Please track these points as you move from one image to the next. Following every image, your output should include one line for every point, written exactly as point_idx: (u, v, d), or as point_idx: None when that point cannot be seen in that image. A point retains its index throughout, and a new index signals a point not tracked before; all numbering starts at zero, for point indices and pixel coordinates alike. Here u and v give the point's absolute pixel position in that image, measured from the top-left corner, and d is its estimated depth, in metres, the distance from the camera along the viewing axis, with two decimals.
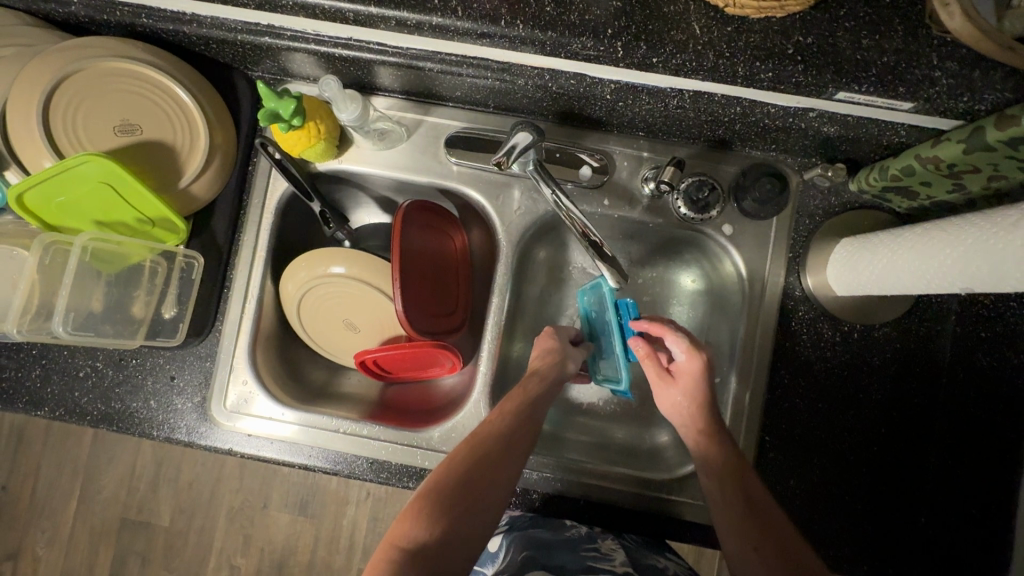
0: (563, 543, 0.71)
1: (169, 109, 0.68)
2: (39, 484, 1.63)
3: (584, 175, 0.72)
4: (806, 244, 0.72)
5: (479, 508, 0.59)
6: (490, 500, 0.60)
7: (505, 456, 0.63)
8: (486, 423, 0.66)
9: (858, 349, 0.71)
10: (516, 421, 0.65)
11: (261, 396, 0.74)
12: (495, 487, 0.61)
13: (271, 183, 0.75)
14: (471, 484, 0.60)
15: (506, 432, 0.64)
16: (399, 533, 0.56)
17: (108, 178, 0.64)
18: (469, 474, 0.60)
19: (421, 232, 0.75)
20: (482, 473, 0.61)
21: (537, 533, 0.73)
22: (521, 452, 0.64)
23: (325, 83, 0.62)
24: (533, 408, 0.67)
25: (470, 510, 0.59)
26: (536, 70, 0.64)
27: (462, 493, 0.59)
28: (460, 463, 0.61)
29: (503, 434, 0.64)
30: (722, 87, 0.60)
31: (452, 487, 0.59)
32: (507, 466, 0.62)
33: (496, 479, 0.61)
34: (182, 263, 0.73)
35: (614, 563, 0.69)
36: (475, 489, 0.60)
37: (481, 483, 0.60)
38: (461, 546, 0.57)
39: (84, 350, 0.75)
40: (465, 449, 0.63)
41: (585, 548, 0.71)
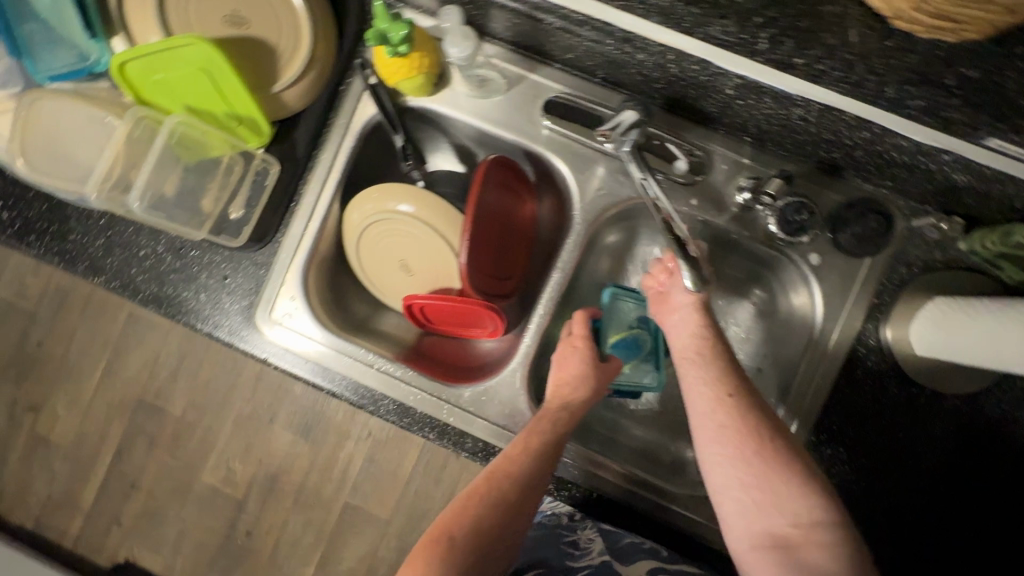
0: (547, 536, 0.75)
1: (280, 11, 0.67)
2: (71, 350, 1.71)
3: (677, 170, 0.69)
4: (894, 293, 0.67)
5: (492, 552, 0.62)
6: (495, 552, 0.62)
7: (517, 509, 0.63)
8: (508, 457, 0.64)
9: (922, 415, 0.67)
10: (535, 472, 0.63)
11: (306, 314, 0.74)
12: (503, 540, 0.63)
13: (359, 107, 0.73)
14: (481, 535, 0.61)
15: (523, 485, 0.63)
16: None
17: (209, 66, 0.64)
18: (480, 530, 0.61)
19: (500, 189, 0.74)
20: (493, 524, 0.62)
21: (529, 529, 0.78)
22: (535, 498, 0.65)
23: (447, 12, 0.62)
24: (556, 446, 0.65)
25: (480, 564, 0.61)
26: (661, 48, 0.59)
27: (479, 539, 0.61)
28: (474, 518, 0.62)
29: (519, 489, 0.63)
30: (855, 107, 0.55)
31: (462, 540, 0.61)
32: (518, 518, 0.64)
33: (504, 530, 0.63)
34: (258, 165, 0.73)
35: (592, 556, 0.70)
36: (489, 536, 0.62)
37: (489, 534, 0.62)
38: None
39: (148, 231, 0.76)
40: (478, 500, 0.63)
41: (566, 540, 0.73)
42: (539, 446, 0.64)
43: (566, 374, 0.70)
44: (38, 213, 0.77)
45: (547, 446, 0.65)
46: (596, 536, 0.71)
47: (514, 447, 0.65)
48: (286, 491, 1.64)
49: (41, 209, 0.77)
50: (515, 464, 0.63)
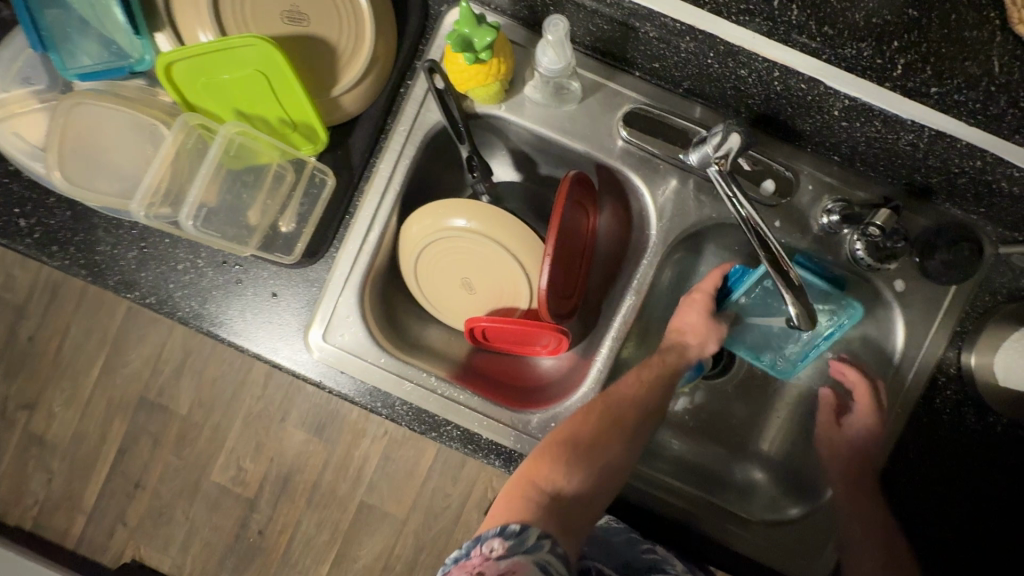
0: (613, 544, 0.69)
1: (341, 6, 0.60)
2: (67, 345, 1.62)
3: (765, 191, 0.65)
4: (977, 321, 0.66)
5: (609, 471, 0.63)
6: (614, 474, 0.63)
7: (634, 434, 0.65)
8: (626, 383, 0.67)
9: (998, 444, 0.66)
10: (650, 400, 0.67)
11: (363, 336, 0.70)
12: (620, 462, 0.64)
13: (422, 111, 0.68)
14: (601, 452, 0.62)
15: (639, 411, 0.66)
16: (539, 474, 0.59)
17: (267, 68, 0.58)
18: (600, 446, 0.62)
19: (573, 206, 0.69)
20: (612, 442, 0.63)
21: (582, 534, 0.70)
22: (649, 429, 0.67)
23: (552, 22, 0.54)
24: (668, 381, 0.69)
25: (596, 473, 0.62)
26: (767, 64, 0.55)
27: (599, 445, 0.62)
28: (594, 433, 0.63)
29: (637, 413, 0.66)
30: (976, 136, 0.52)
31: (583, 453, 0.62)
32: (634, 443, 0.65)
33: (620, 453, 0.64)
34: (310, 175, 0.67)
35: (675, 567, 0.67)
36: (608, 448, 0.63)
37: (608, 450, 0.63)
38: (589, 503, 0.60)
39: (187, 243, 0.70)
40: (596, 413, 0.64)
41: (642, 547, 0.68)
42: (652, 376, 0.69)
43: (685, 322, 0.72)
44: (62, 221, 0.70)
45: (659, 380, 0.69)
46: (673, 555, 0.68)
47: (630, 376, 0.68)
48: (300, 490, 1.61)
49: (63, 217, 0.70)
50: (633, 392, 0.67)
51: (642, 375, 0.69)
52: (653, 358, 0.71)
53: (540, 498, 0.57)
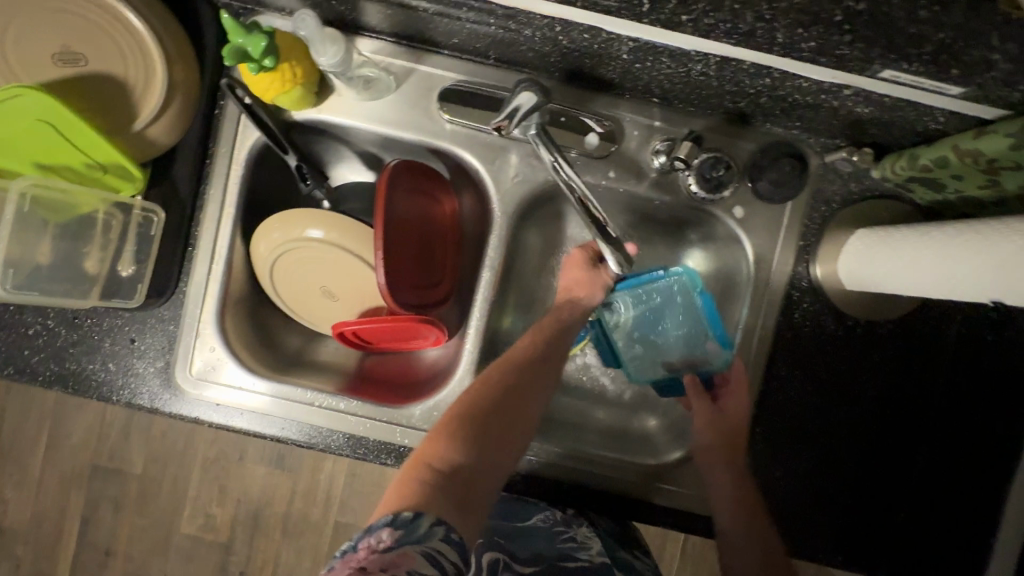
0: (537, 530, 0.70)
1: (118, 37, 0.59)
2: (5, 429, 1.58)
3: (590, 144, 0.66)
4: (818, 233, 0.68)
5: (507, 442, 0.58)
6: (508, 444, 0.58)
7: (529, 393, 0.61)
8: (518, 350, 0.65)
9: (861, 346, 0.68)
10: (537, 354, 0.64)
11: (232, 364, 0.69)
12: (516, 430, 0.59)
13: (241, 130, 0.67)
14: (494, 420, 0.58)
15: (533, 368, 0.63)
16: (430, 454, 0.53)
17: (47, 116, 0.56)
18: (491, 416, 0.58)
19: (409, 196, 0.69)
20: (501, 409, 0.59)
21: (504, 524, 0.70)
22: (544, 392, 0.63)
23: (300, 17, 0.55)
24: (562, 339, 0.67)
25: (492, 446, 0.56)
26: (546, 20, 0.55)
27: (495, 417, 0.58)
28: (484, 403, 0.59)
29: (525, 370, 0.62)
30: (752, 54, 0.52)
31: (474, 425, 0.57)
32: (530, 404, 0.61)
33: (515, 418, 0.59)
34: (139, 216, 0.65)
35: (591, 554, 0.69)
36: (502, 419, 0.59)
37: (506, 422, 0.59)
38: (487, 478, 0.54)
39: (33, 307, 0.69)
40: (484, 388, 0.60)
41: (562, 540, 0.69)
42: (543, 336, 0.66)
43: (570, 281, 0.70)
44: None
45: (546, 336, 0.66)
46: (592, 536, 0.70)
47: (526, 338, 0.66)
48: (272, 524, 1.60)
49: None
50: (514, 354, 0.63)
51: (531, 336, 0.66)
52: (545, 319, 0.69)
53: (432, 478, 0.51)
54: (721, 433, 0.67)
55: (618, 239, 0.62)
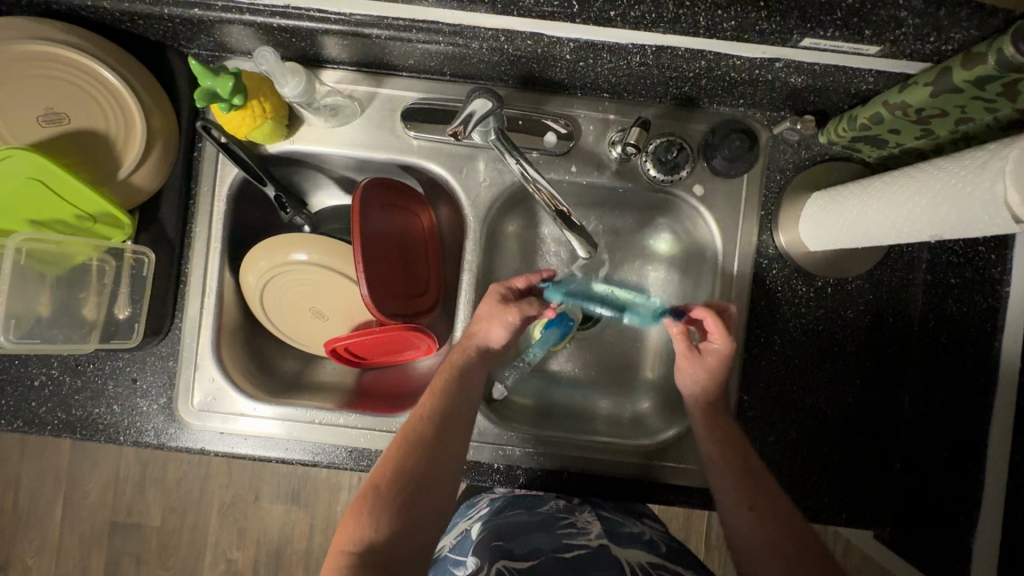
0: (540, 522, 0.70)
1: (96, 94, 0.63)
2: (22, 496, 1.59)
3: (548, 143, 0.70)
4: (777, 201, 0.71)
5: (430, 494, 0.60)
6: (429, 496, 0.60)
7: (439, 445, 0.62)
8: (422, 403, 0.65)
9: (833, 303, 0.71)
10: (446, 401, 0.65)
11: (231, 392, 0.72)
12: (437, 480, 0.61)
13: (220, 168, 0.71)
14: (405, 481, 0.59)
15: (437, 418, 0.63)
16: (345, 537, 0.56)
17: (36, 173, 0.60)
18: (407, 478, 0.59)
19: (384, 212, 0.72)
20: (420, 464, 0.60)
21: (511, 516, 0.72)
22: (456, 433, 0.64)
23: (261, 56, 0.58)
24: (467, 377, 0.67)
25: (409, 505, 0.58)
26: (491, 32, 0.59)
27: (406, 478, 0.59)
28: (394, 466, 0.60)
29: (433, 422, 0.63)
30: (682, 40, 0.57)
31: (389, 489, 0.59)
32: (444, 453, 0.62)
33: (434, 469, 0.61)
34: (131, 259, 0.69)
35: (590, 536, 0.68)
36: (419, 476, 0.60)
37: (422, 476, 0.60)
38: (408, 536, 0.58)
39: (37, 359, 0.71)
40: (398, 451, 0.61)
41: (561, 526, 0.70)
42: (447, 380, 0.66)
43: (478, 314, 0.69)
44: None
45: (451, 377, 0.66)
46: (593, 519, 0.72)
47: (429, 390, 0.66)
48: (295, 561, 1.60)
49: None
50: (426, 405, 0.64)
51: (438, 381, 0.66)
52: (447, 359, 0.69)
53: (350, 561, 0.54)
54: (707, 417, 0.66)
55: (582, 225, 0.63)
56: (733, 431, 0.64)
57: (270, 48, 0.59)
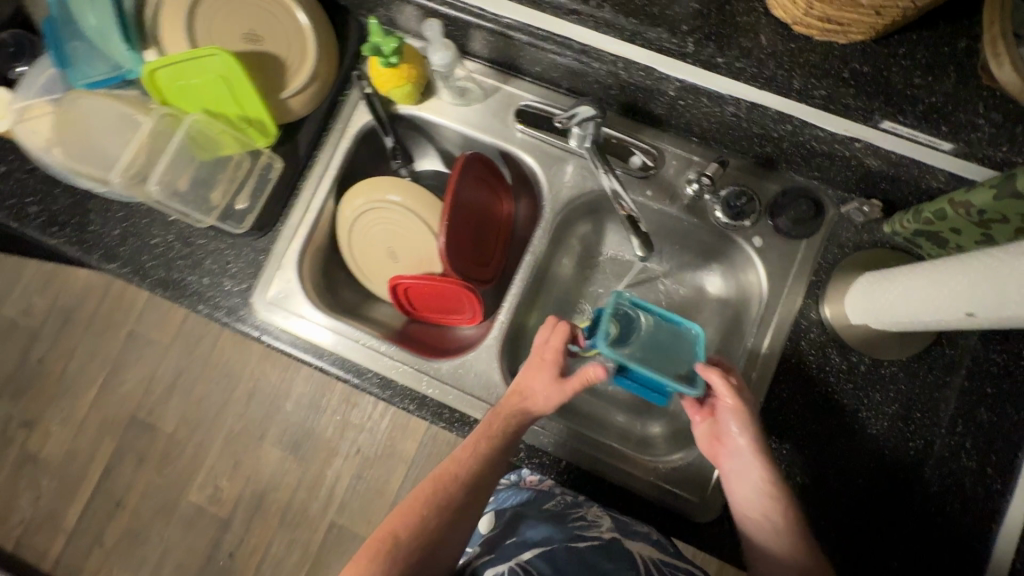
0: (550, 513, 0.70)
1: (288, 30, 0.78)
2: (71, 366, 1.75)
3: (632, 165, 0.79)
4: (829, 271, 0.75)
5: (441, 553, 0.62)
6: (439, 553, 0.62)
7: (461, 513, 0.64)
8: (456, 461, 0.66)
9: (862, 382, 0.73)
10: (479, 472, 0.65)
11: (300, 295, 0.81)
12: (451, 539, 0.63)
13: (356, 113, 0.84)
14: (422, 537, 0.61)
15: (467, 484, 0.65)
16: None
17: (225, 74, 0.75)
18: (423, 540, 0.61)
19: (477, 184, 0.82)
20: (440, 526, 0.62)
21: (522, 512, 0.71)
22: (482, 498, 0.66)
23: (427, 26, 0.72)
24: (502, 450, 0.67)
25: (421, 565, 0.60)
26: (613, 58, 0.70)
27: (425, 536, 0.61)
28: (416, 522, 0.62)
29: (461, 491, 0.64)
30: (777, 102, 0.65)
31: (405, 543, 0.60)
32: (461, 523, 0.64)
33: (451, 533, 0.63)
34: (264, 162, 0.82)
35: (602, 530, 0.67)
36: (434, 537, 0.62)
37: (438, 537, 0.62)
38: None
39: (161, 222, 0.84)
40: (423, 506, 0.63)
41: (571, 519, 0.68)
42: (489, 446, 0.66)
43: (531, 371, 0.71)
44: (63, 207, 0.86)
45: (492, 445, 0.66)
46: (603, 514, 0.70)
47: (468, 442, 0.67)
48: (273, 510, 1.64)
49: (66, 203, 0.86)
50: (456, 470, 0.65)
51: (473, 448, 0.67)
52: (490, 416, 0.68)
53: None
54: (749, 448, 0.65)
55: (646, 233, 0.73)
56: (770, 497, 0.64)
57: (436, 24, 0.74)
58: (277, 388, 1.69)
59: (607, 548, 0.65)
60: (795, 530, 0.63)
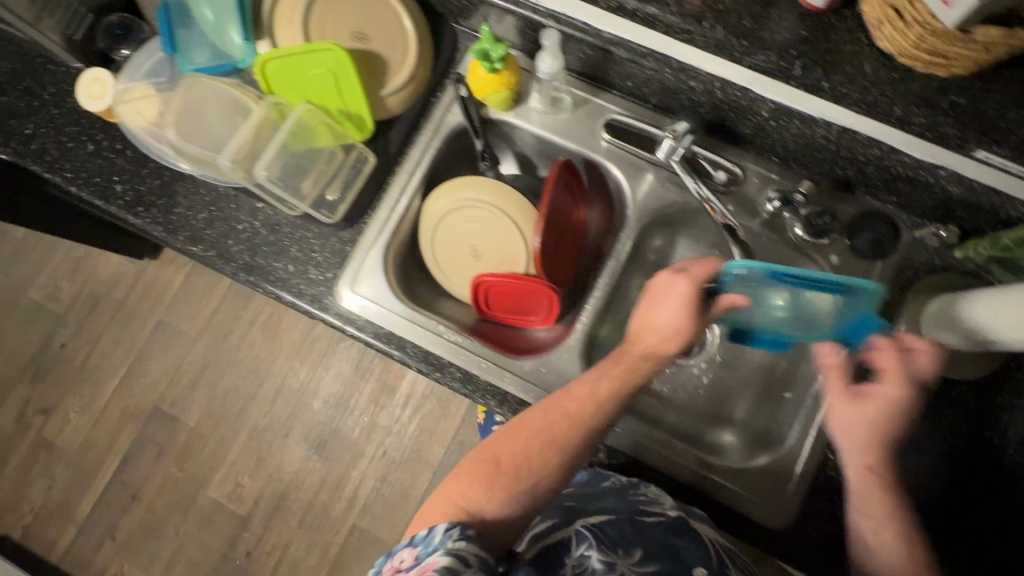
0: (611, 490, 0.72)
1: (393, 32, 0.81)
2: (95, 354, 1.73)
3: (717, 179, 0.82)
4: (903, 291, 0.78)
5: (541, 479, 0.65)
6: (540, 480, 0.65)
7: (567, 442, 0.66)
8: (573, 398, 0.68)
9: (934, 399, 0.75)
10: (591, 415, 0.67)
11: (385, 287, 0.83)
12: (553, 466, 0.65)
13: (447, 114, 0.87)
14: (523, 461, 0.65)
15: (578, 422, 0.67)
16: (457, 493, 0.63)
17: (334, 69, 0.77)
18: (525, 462, 0.65)
19: (564, 191, 0.84)
20: (543, 452, 0.66)
21: (581, 489, 0.74)
22: (592, 433, 0.67)
23: (547, 34, 0.75)
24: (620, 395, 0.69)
25: (523, 489, 0.64)
26: (710, 77, 0.72)
27: (527, 459, 0.65)
28: (521, 446, 0.66)
29: (575, 428, 0.67)
30: (872, 127, 0.67)
31: (513, 469, 0.65)
32: (568, 452, 0.66)
33: (555, 460, 0.66)
34: (356, 156, 0.84)
35: (665, 507, 0.70)
36: (536, 461, 0.65)
37: (540, 463, 0.65)
38: (514, 513, 0.63)
39: (248, 209, 0.86)
40: (528, 434, 0.67)
41: (632, 494, 0.71)
42: (608, 394, 0.68)
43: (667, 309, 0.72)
44: (150, 188, 0.87)
45: (612, 387, 0.69)
46: (663, 494, 0.72)
47: (586, 385, 0.69)
48: (294, 510, 1.62)
49: (153, 185, 0.87)
50: (570, 407, 0.68)
51: (595, 387, 0.69)
52: (616, 366, 0.71)
53: (456, 514, 0.61)
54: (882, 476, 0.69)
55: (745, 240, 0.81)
56: (888, 499, 0.68)
57: (557, 32, 0.75)
58: (305, 385, 1.67)
59: (673, 525, 0.68)
60: (914, 552, 0.66)
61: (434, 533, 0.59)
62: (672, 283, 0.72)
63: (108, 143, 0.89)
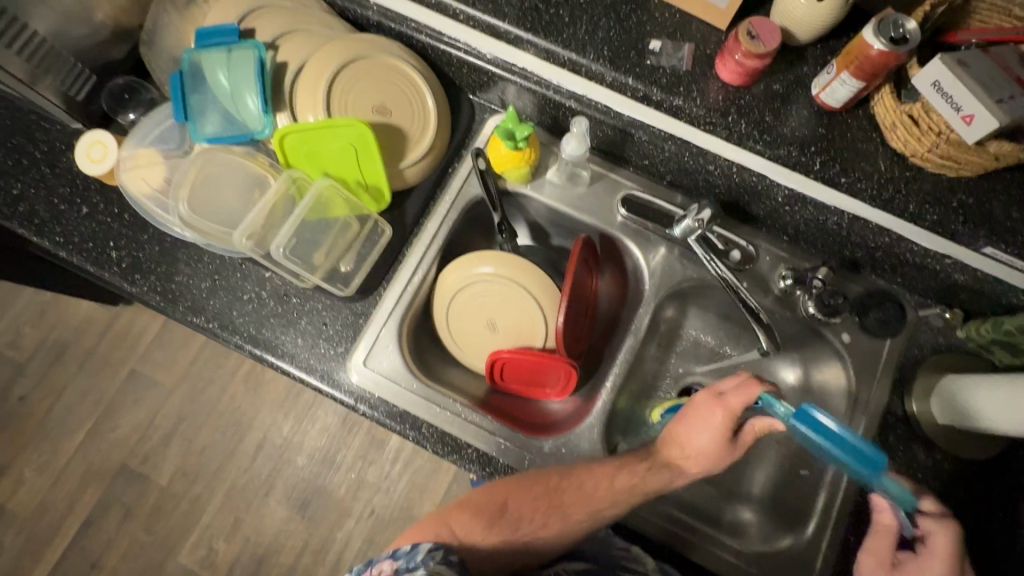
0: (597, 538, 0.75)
1: (415, 106, 0.81)
2: (57, 406, 1.61)
3: (733, 258, 0.82)
4: (912, 369, 0.81)
5: (541, 531, 0.68)
6: (540, 532, 0.68)
7: (570, 510, 0.68)
8: (593, 476, 0.70)
9: (946, 478, 0.77)
10: (603, 502, 0.69)
11: (399, 363, 0.80)
12: (554, 524, 0.68)
13: (464, 185, 0.86)
14: (528, 509, 0.68)
15: (591, 502, 0.69)
16: (457, 520, 0.68)
17: (357, 143, 0.76)
18: (529, 509, 0.68)
19: (585, 267, 0.85)
20: (551, 507, 0.68)
21: None
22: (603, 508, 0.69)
23: (577, 121, 0.76)
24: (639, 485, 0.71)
25: (522, 534, 0.68)
26: (728, 163, 0.76)
27: (534, 505, 0.68)
28: (527, 497, 0.68)
29: (586, 508, 0.69)
30: (880, 217, 0.72)
31: (509, 518, 0.67)
32: (571, 519, 0.69)
33: (553, 522, 0.68)
34: (371, 227, 0.82)
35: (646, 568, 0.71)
36: (541, 513, 0.68)
37: (542, 519, 0.68)
38: (507, 553, 0.68)
39: (255, 278, 0.82)
40: (537, 489, 0.69)
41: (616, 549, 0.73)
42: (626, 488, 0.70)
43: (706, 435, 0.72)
44: (148, 255, 0.83)
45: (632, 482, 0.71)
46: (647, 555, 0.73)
47: (606, 475, 0.71)
48: None
49: (152, 251, 0.83)
50: (587, 482, 0.70)
51: (615, 475, 0.71)
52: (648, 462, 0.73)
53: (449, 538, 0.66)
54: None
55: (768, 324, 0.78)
56: None
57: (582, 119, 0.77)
58: (288, 440, 1.59)
59: None
60: None
61: (418, 551, 0.60)
62: (710, 409, 0.72)
63: (104, 206, 0.84)
